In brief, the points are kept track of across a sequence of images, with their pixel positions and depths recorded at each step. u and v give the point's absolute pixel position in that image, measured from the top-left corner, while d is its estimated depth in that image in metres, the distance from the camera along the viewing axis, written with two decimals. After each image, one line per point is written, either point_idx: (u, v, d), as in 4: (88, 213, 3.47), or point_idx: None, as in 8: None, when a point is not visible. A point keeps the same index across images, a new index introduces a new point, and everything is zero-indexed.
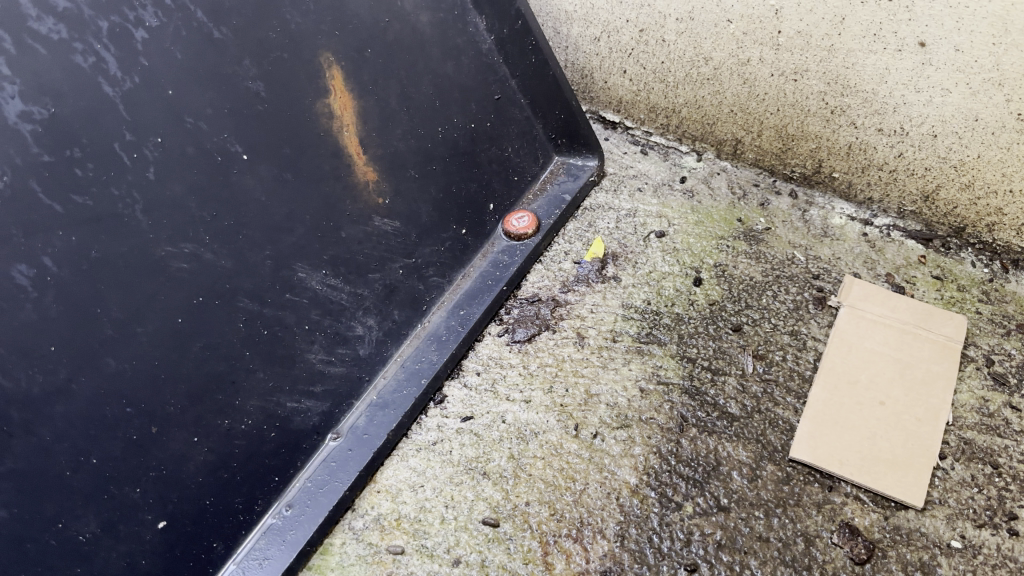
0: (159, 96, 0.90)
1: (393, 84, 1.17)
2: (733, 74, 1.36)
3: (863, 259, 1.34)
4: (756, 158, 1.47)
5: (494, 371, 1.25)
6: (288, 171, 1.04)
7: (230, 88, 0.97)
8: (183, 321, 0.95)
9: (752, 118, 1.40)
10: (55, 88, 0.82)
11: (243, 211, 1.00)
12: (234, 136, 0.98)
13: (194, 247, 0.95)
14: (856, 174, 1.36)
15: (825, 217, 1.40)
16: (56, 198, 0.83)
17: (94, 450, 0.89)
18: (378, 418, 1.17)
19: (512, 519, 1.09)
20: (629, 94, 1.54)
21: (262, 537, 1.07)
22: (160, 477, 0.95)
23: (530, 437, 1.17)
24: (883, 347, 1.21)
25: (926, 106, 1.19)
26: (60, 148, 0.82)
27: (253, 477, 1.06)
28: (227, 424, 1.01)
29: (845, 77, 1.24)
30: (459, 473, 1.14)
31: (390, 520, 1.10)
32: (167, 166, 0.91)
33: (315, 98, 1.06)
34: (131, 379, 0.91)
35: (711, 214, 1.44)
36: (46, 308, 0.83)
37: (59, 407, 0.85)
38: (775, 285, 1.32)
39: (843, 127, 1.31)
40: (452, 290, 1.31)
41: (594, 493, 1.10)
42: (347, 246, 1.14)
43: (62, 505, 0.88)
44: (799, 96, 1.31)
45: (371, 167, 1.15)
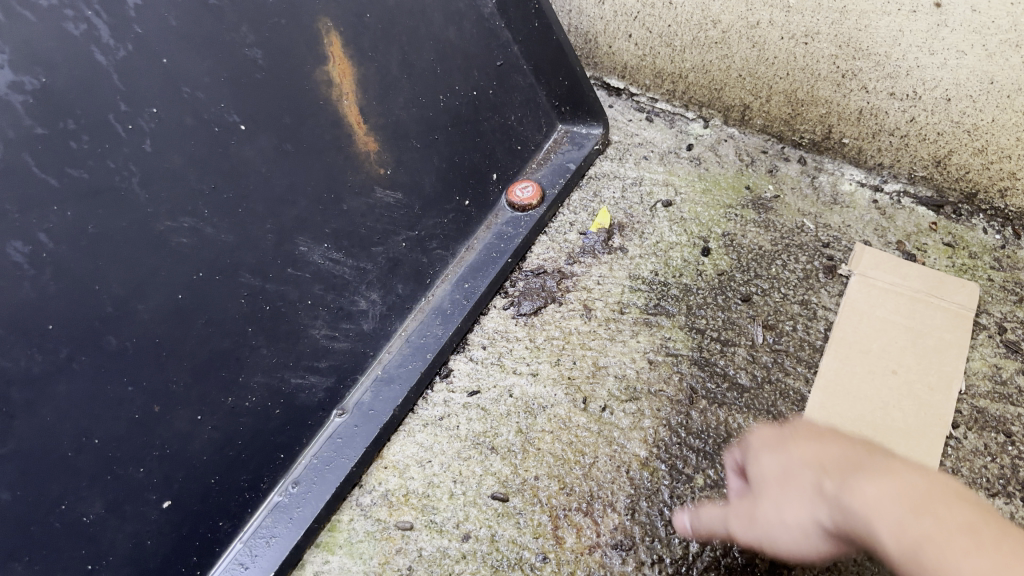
0: (154, 65, 0.87)
1: (394, 50, 1.14)
2: (741, 37, 1.30)
3: (873, 226, 1.31)
4: (764, 124, 1.43)
5: (500, 345, 1.23)
6: (288, 141, 1.02)
7: (228, 56, 0.94)
8: (185, 297, 0.94)
9: (761, 83, 1.36)
10: (47, 58, 0.79)
11: (244, 183, 0.98)
12: (232, 106, 0.95)
13: (194, 222, 0.93)
14: (866, 139, 1.31)
15: (835, 183, 1.37)
16: (51, 171, 0.80)
17: (97, 429, 0.87)
18: (384, 394, 1.15)
19: (522, 494, 1.07)
20: (634, 59, 1.50)
21: (269, 515, 1.06)
22: (164, 457, 0.94)
23: (538, 411, 1.15)
24: (895, 315, 1.18)
25: (940, 69, 1.14)
26: (54, 120, 0.79)
27: (259, 455, 1.05)
28: (231, 402, 1.00)
29: (857, 39, 1.18)
30: (467, 448, 1.12)
31: (399, 495, 1.09)
32: (164, 138, 0.89)
33: (315, 65, 1.04)
34: (134, 357, 0.89)
35: (719, 181, 1.41)
36: (44, 285, 0.81)
37: (62, 386, 0.83)
38: (785, 254, 1.29)
39: (854, 92, 1.25)
40: (457, 263, 1.28)
41: (603, 467, 1.09)
42: (350, 219, 1.11)
43: (67, 485, 0.86)
44: (809, 60, 1.26)
45: (372, 137, 1.13)
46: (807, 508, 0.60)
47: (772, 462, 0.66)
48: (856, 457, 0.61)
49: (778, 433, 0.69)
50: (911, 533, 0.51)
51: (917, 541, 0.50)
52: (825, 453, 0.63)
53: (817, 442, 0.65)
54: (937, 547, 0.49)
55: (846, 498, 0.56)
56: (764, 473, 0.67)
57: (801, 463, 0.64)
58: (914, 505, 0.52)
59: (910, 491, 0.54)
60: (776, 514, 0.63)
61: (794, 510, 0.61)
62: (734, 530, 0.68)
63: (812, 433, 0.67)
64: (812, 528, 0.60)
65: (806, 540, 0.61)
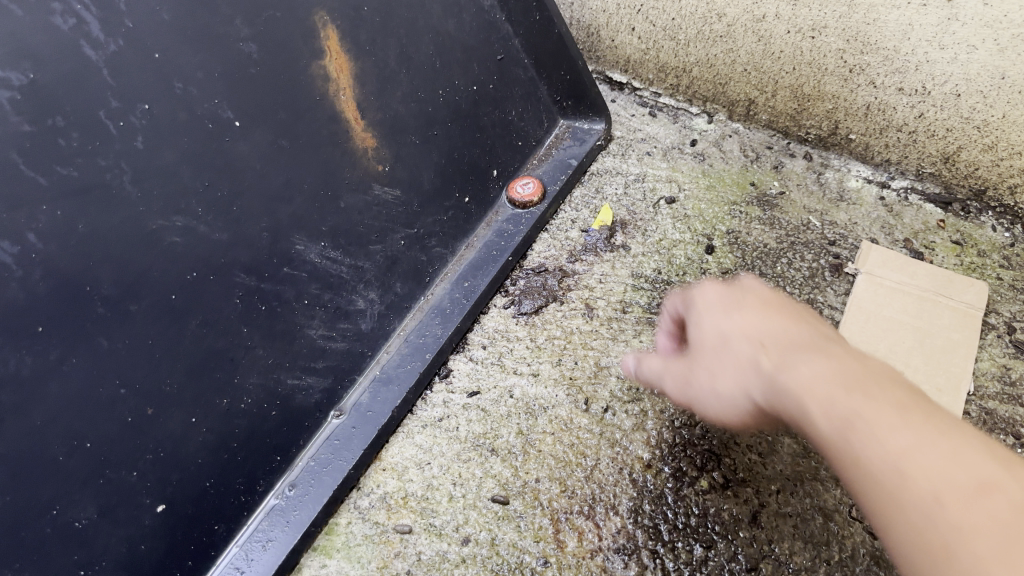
0: (146, 59, 0.85)
1: (392, 43, 1.12)
2: (747, 30, 1.27)
3: (880, 224, 1.28)
4: (769, 119, 1.40)
5: (501, 345, 1.21)
6: (284, 137, 1.00)
7: (222, 50, 0.92)
8: (178, 297, 0.92)
9: (766, 78, 1.32)
10: (36, 52, 0.76)
11: (239, 180, 0.95)
12: (226, 101, 0.93)
13: (187, 220, 0.91)
14: (874, 135, 1.28)
15: (841, 180, 1.34)
16: (40, 169, 0.78)
17: (89, 433, 0.85)
18: (382, 395, 1.13)
19: (522, 497, 1.05)
20: (637, 53, 1.47)
21: (265, 518, 1.04)
22: (157, 460, 0.92)
23: (539, 412, 1.13)
24: (903, 315, 1.16)
25: (950, 64, 1.11)
26: (43, 117, 0.77)
27: (255, 457, 1.03)
28: (226, 403, 0.99)
29: (865, 33, 1.15)
30: (467, 450, 1.10)
31: (397, 498, 1.07)
32: (157, 134, 0.87)
33: (311, 59, 1.01)
34: (126, 359, 0.88)
35: (723, 178, 1.38)
36: (33, 286, 0.78)
37: (52, 389, 0.81)
38: (790, 252, 1.26)
39: (861, 87, 1.22)
40: (457, 261, 1.26)
41: (605, 469, 1.07)
42: (347, 216, 1.09)
43: (59, 489, 0.84)
44: (816, 54, 1.22)
45: (370, 132, 1.11)
46: (741, 380, 0.66)
47: (710, 327, 0.71)
48: (792, 334, 0.67)
49: (714, 300, 0.73)
50: (842, 412, 0.58)
51: (848, 417, 0.57)
52: (762, 325, 0.68)
53: (754, 310, 0.70)
54: (864, 429, 0.56)
55: (783, 377, 0.62)
56: (701, 338, 0.72)
57: (736, 334, 0.68)
58: (845, 392, 0.59)
59: (841, 377, 0.60)
60: (710, 381, 0.69)
61: (726, 380, 0.67)
62: (669, 389, 0.75)
63: (752, 301, 0.71)
64: (743, 397, 0.66)
65: (733, 408, 0.67)
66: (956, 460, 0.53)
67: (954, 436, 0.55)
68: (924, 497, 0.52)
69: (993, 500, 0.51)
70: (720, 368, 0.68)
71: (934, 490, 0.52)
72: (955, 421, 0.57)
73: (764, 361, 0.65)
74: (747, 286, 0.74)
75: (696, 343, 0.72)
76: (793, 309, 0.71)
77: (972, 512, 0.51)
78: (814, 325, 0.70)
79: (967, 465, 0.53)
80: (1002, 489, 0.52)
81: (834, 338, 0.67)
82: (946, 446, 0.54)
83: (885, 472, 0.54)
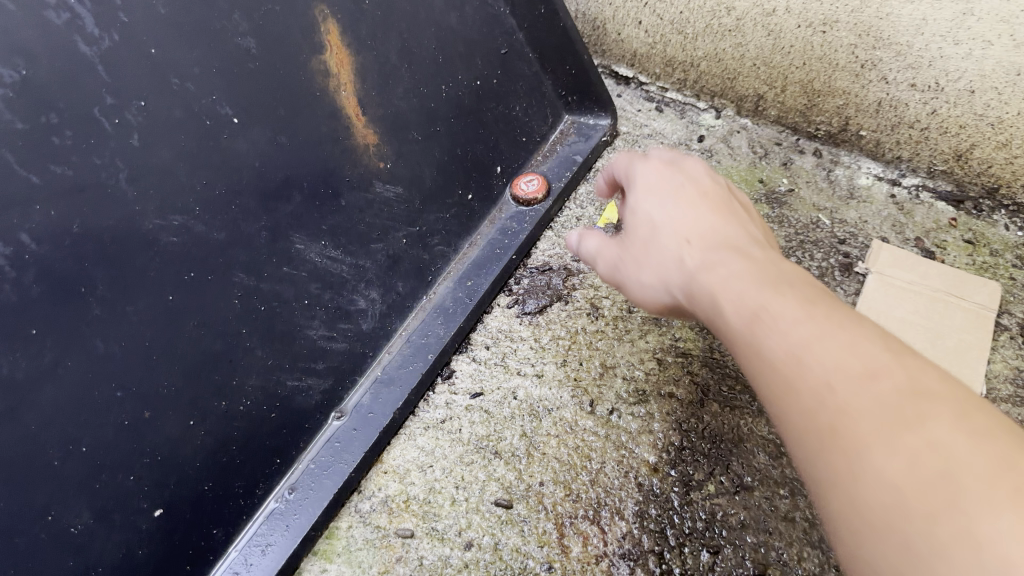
0: (142, 54, 0.83)
1: (394, 38, 1.10)
2: (756, 24, 1.24)
3: (891, 222, 1.26)
4: (779, 115, 1.37)
5: (504, 345, 1.19)
6: (283, 134, 0.98)
7: (219, 45, 0.90)
8: (175, 298, 0.90)
9: (776, 73, 1.30)
10: (28, 48, 0.74)
11: (237, 177, 0.93)
12: (224, 97, 0.91)
13: (184, 219, 0.89)
14: (885, 132, 1.26)
15: (851, 177, 1.32)
16: (33, 168, 0.76)
17: (84, 437, 0.84)
18: (383, 396, 1.11)
19: (526, 500, 1.04)
20: (645, 47, 1.44)
21: (265, 522, 1.03)
22: (155, 463, 0.91)
23: (543, 414, 1.11)
24: (914, 316, 1.14)
25: (964, 60, 1.08)
26: (36, 114, 0.75)
27: (254, 459, 1.02)
28: (224, 406, 0.97)
29: (877, 28, 1.12)
30: (470, 453, 1.09)
31: (399, 502, 1.05)
32: (153, 131, 0.85)
33: (311, 54, 0.99)
34: (122, 361, 0.86)
35: (731, 174, 1.36)
36: (26, 288, 0.76)
37: (46, 392, 0.80)
38: (799, 250, 1.23)
39: (873, 82, 1.20)
40: (459, 259, 1.24)
41: (611, 473, 1.05)
42: (348, 215, 1.07)
43: (53, 494, 0.82)
44: (827, 49, 1.19)
45: (371, 129, 1.08)
46: (663, 273, 0.77)
47: (644, 217, 0.81)
48: (711, 234, 0.77)
49: (649, 193, 0.82)
50: (751, 306, 0.67)
51: (755, 311, 0.66)
52: (687, 224, 0.78)
53: (685, 208, 0.80)
54: (769, 322, 0.64)
55: (700, 273, 0.73)
56: (634, 227, 0.81)
57: (666, 231, 0.79)
58: (746, 286, 0.68)
59: (745, 273, 0.70)
60: (637, 268, 0.80)
61: (650, 271, 0.78)
62: (601, 267, 0.85)
63: (686, 197, 0.81)
64: (663, 288, 0.77)
65: (654, 294, 0.78)
66: (850, 349, 0.59)
67: (850, 328, 0.61)
68: (817, 383, 0.59)
69: (879, 386, 0.57)
70: (648, 260, 0.79)
71: (827, 378, 0.59)
72: (851, 311, 0.63)
73: (685, 257, 0.76)
74: (679, 181, 0.83)
75: (630, 232, 0.82)
76: (716, 206, 0.80)
77: (859, 398, 0.57)
78: (735, 221, 0.79)
79: (861, 355, 0.59)
80: (889, 373, 0.57)
81: (748, 237, 0.77)
82: (842, 338, 0.60)
83: (785, 361, 0.62)
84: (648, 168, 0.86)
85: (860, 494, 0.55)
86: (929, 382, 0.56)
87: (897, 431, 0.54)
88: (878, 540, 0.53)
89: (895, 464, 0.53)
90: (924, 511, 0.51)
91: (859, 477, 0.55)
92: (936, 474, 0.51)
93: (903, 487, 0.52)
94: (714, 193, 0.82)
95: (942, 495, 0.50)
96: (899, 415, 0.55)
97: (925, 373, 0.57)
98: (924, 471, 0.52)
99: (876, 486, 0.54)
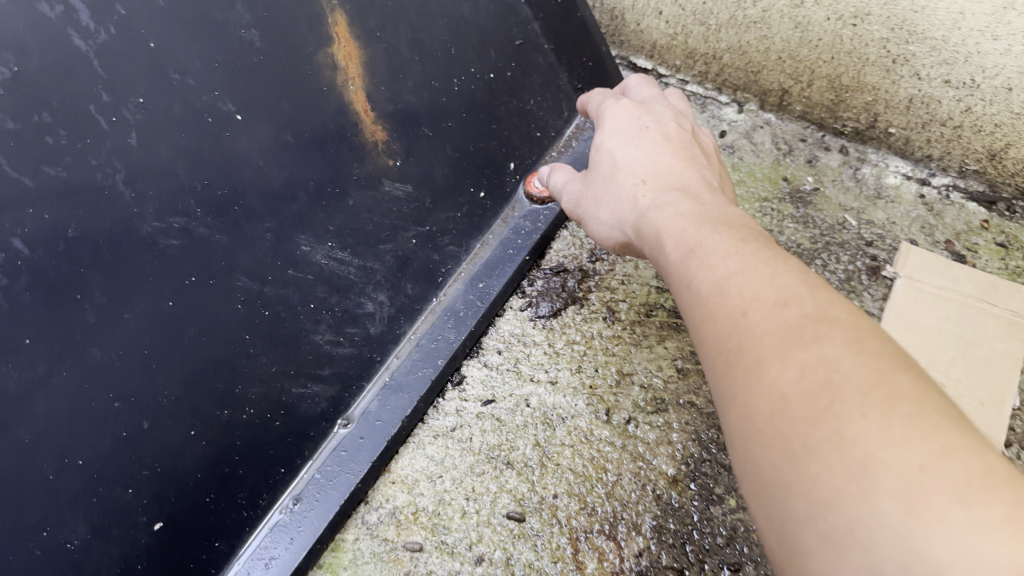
0: (140, 48, 0.78)
1: (404, 29, 1.04)
2: (783, 16, 1.18)
3: (920, 224, 1.21)
4: (804, 110, 1.32)
5: (517, 350, 1.15)
6: (289, 131, 0.93)
7: (221, 39, 0.85)
8: (175, 304, 0.86)
9: (802, 67, 1.24)
10: (19, 43, 0.70)
11: (240, 177, 0.89)
12: (226, 93, 0.86)
13: (184, 221, 0.84)
14: (915, 130, 1.21)
15: (878, 176, 1.27)
16: (25, 169, 0.72)
17: (80, 450, 0.80)
18: (391, 403, 1.08)
19: (540, 513, 1.00)
20: (665, 38, 1.38)
21: (268, 535, 0.99)
22: (154, 475, 0.87)
23: (558, 423, 1.07)
24: (945, 323, 1.10)
25: (1003, 56, 1.02)
26: (27, 113, 0.71)
27: (257, 470, 0.98)
28: (227, 415, 0.93)
29: (911, 22, 1.06)
30: (481, 463, 1.05)
31: (407, 514, 1.02)
32: (152, 129, 0.80)
33: (318, 47, 0.94)
34: (120, 370, 0.82)
35: (754, 172, 1.31)
36: (18, 296, 0.73)
37: (39, 404, 0.76)
38: (825, 253, 1.19)
39: (904, 78, 1.14)
40: (471, 260, 1.20)
41: (627, 485, 1.01)
42: (356, 215, 1.03)
43: (46, 509, 0.79)
44: (858, 43, 1.14)
45: (380, 125, 1.04)
46: (622, 209, 0.85)
47: (606, 158, 0.90)
48: (665, 173, 0.83)
49: (615, 138, 0.90)
50: (686, 244, 0.70)
51: (691, 247, 0.69)
52: (640, 168, 0.85)
53: (643, 151, 0.87)
54: (699, 258, 0.67)
55: (648, 212, 0.80)
56: (596, 168, 0.91)
57: (627, 171, 0.86)
58: (682, 218, 0.74)
59: (685, 208, 0.76)
60: (595, 207, 0.91)
61: (604, 211, 0.88)
62: (566, 203, 0.97)
63: (645, 140, 0.88)
64: (615, 228, 0.87)
65: (605, 230, 0.89)
66: (769, 279, 0.60)
67: (773, 263, 0.62)
68: (734, 309, 0.60)
69: (788, 311, 0.57)
70: (610, 199, 0.87)
71: (742, 303, 0.60)
72: (779, 247, 0.64)
73: (638, 195, 0.83)
74: (647, 125, 0.89)
75: (599, 172, 0.90)
76: (677, 148, 0.87)
77: (766, 321, 0.57)
78: (693, 164, 0.85)
79: (778, 285, 0.59)
80: (802, 305, 0.57)
81: (701, 177, 0.83)
82: (764, 271, 0.61)
83: (708, 289, 0.64)
84: (621, 112, 0.92)
85: (753, 408, 0.55)
86: (839, 312, 0.56)
87: (794, 347, 0.54)
88: (765, 450, 0.53)
89: (788, 377, 0.53)
90: (805, 416, 0.51)
91: (755, 395, 0.55)
92: (821, 385, 0.51)
93: (791, 397, 0.52)
94: (677, 137, 0.88)
95: (822, 402, 0.50)
96: (799, 338, 0.54)
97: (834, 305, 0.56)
98: (811, 380, 0.52)
99: (768, 398, 0.54)
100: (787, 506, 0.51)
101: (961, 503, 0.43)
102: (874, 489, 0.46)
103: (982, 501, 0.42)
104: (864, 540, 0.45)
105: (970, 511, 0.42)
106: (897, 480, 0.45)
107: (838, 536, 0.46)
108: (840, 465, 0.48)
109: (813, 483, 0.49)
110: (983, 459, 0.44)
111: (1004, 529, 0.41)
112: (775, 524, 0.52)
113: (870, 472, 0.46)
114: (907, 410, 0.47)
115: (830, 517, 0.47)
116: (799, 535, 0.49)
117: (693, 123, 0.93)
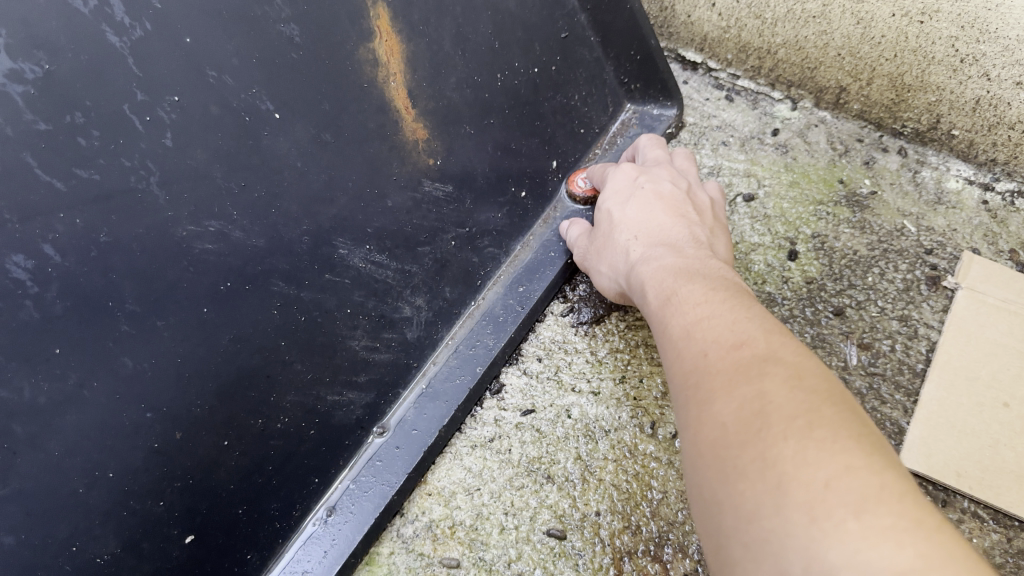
0: (176, 44, 0.73)
1: (448, 22, 0.99)
2: (845, 11, 1.13)
3: (983, 232, 1.16)
4: (862, 109, 1.27)
5: (557, 358, 1.12)
6: (328, 131, 0.88)
7: (260, 33, 0.80)
8: (210, 312, 0.82)
9: (862, 64, 1.19)
10: (50, 40, 0.65)
11: (277, 179, 0.85)
12: (264, 91, 0.81)
13: (221, 225, 0.80)
14: (981, 132, 1.15)
15: (939, 180, 1.22)
16: (56, 173, 0.67)
17: (111, 463, 0.77)
18: (428, 411, 1.05)
19: (581, 531, 0.96)
20: (716, 31, 1.34)
21: (302, 547, 0.97)
22: (186, 487, 0.84)
23: (600, 435, 1.04)
24: (1010, 339, 1.03)
25: None
26: (59, 115, 0.66)
27: (292, 481, 0.95)
28: (261, 424, 0.90)
29: (984, 20, 1.01)
30: (520, 476, 1.02)
31: (444, 528, 0.99)
32: (187, 131, 0.76)
33: (359, 42, 0.89)
34: (152, 381, 0.78)
35: (808, 173, 1.26)
36: (50, 306, 0.68)
37: (70, 417, 0.72)
38: (883, 261, 1.14)
39: (973, 79, 1.09)
40: (510, 263, 1.17)
41: (673, 504, 0.97)
42: (395, 216, 0.99)
43: (76, 525, 0.75)
44: (924, 41, 1.09)
45: (421, 123, 0.99)
46: (618, 265, 0.92)
47: (606, 218, 0.97)
48: (653, 229, 0.89)
49: (614, 199, 0.98)
50: (666, 292, 0.75)
51: (671, 297, 0.74)
52: (630, 227, 0.92)
53: (637, 211, 0.93)
54: (676, 306, 0.72)
55: (637, 265, 0.86)
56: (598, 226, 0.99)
57: (621, 232, 0.93)
58: (665, 268, 0.80)
59: (668, 260, 0.81)
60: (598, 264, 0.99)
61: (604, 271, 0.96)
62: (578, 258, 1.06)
63: (638, 198, 0.94)
64: (613, 284, 0.95)
65: (607, 287, 0.97)
66: (730, 325, 0.63)
67: (738, 311, 0.65)
68: (696, 349, 0.63)
69: (741, 352, 0.59)
70: (608, 255, 0.95)
71: (704, 346, 0.63)
72: (748, 299, 0.68)
73: (629, 250, 0.90)
74: (642, 187, 0.96)
75: (602, 233, 0.98)
76: (669, 207, 0.92)
77: (721, 360, 0.60)
78: (682, 221, 0.90)
79: (737, 330, 0.62)
80: (754, 345, 0.59)
81: (689, 233, 0.88)
82: (728, 317, 0.65)
83: (680, 333, 0.68)
84: (622, 179, 1.00)
85: (699, 434, 0.57)
86: (788, 353, 0.58)
87: (738, 381, 0.57)
88: (703, 471, 0.55)
89: (728, 406, 0.55)
90: (737, 441, 0.53)
91: (700, 423, 0.57)
92: (753, 415, 0.53)
93: (727, 423, 0.54)
94: (671, 197, 0.94)
95: (752, 429, 0.52)
96: (742, 372, 0.57)
97: (784, 347, 0.58)
98: (745, 410, 0.54)
99: (710, 426, 0.56)
100: (719, 521, 0.52)
101: (856, 515, 0.44)
102: (785, 503, 0.47)
103: (875, 512, 0.44)
104: (776, 549, 0.47)
105: (862, 522, 0.44)
106: (805, 494, 0.47)
107: (756, 548, 0.48)
108: (760, 483, 0.50)
109: (739, 499, 0.51)
110: (884, 477, 0.46)
111: (890, 537, 0.43)
112: (711, 543, 0.54)
113: (784, 488, 0.48)
114: (822, 434, 0.49)
115: (751, 529, 0.49)
116: (727, 548, 0.51)
117: (690, 184, 0.98)
